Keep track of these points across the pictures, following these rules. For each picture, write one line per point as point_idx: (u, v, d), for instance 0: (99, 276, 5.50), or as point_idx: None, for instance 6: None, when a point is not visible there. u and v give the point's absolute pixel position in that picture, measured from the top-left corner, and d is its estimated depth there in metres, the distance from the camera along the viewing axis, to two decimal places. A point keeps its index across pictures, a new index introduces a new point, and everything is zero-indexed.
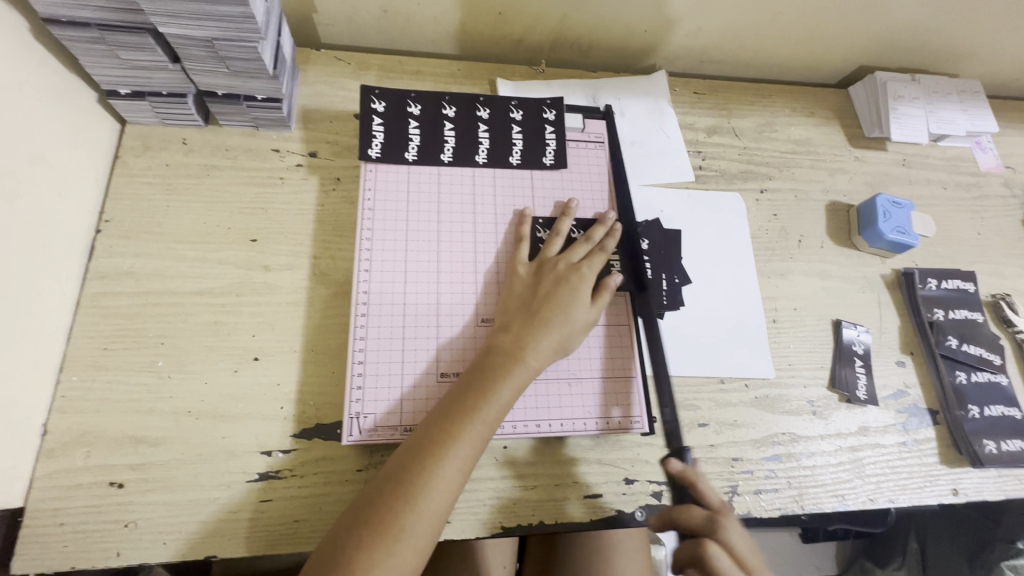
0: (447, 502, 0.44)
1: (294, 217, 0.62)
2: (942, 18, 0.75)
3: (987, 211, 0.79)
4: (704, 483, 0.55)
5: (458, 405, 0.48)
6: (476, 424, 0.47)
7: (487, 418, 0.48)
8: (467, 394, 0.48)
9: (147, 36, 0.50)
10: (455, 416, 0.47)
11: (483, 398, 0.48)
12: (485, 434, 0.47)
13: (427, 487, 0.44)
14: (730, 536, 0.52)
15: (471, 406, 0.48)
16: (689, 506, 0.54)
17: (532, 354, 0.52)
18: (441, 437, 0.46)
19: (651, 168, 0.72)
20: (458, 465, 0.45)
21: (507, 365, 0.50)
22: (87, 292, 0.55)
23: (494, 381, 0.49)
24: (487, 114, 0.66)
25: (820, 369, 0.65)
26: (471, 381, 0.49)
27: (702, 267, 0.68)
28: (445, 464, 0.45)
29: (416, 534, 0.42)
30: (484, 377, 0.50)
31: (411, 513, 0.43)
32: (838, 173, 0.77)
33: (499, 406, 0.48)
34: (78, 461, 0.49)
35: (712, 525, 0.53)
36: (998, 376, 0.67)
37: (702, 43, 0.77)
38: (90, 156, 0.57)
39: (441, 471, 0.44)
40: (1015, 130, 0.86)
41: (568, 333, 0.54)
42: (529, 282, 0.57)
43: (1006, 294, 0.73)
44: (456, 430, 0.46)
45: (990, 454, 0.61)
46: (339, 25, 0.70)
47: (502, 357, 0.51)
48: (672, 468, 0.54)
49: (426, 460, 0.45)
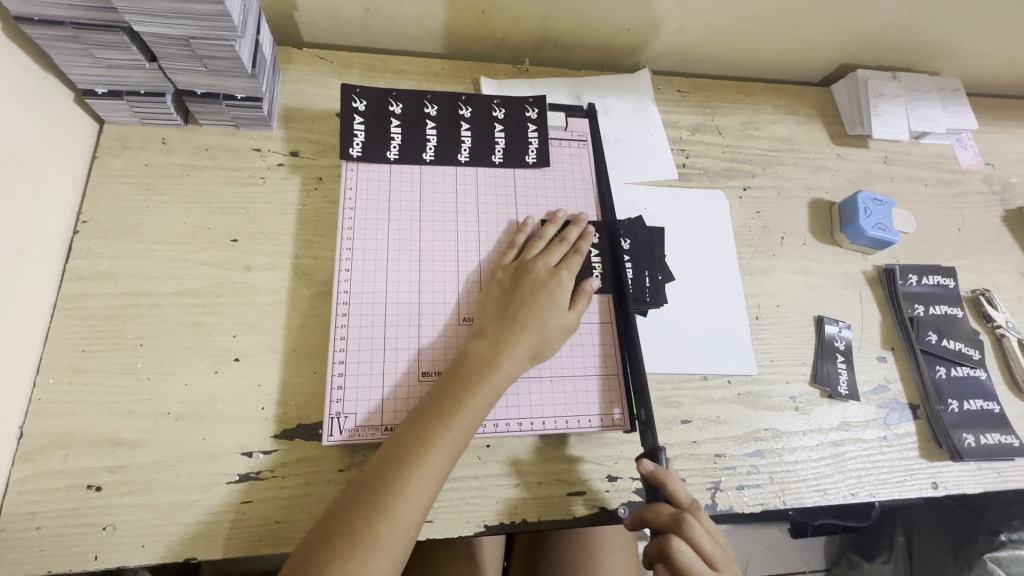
0: (421, 509, 0.44)
1: (275, 216, 0.62)
2: (921, 17, 0.76)
3: (967, 207, 0.80)
4: (675, 481, 0.51)
5: (432, 411, 0.47)
6: (450, 430, 0.47)
7: (462, 424, 0.47)
8: (441, 399, 0.48)
9: (122, 35, 0.50)
10: (429, 421, 0.47)
11: (458, 404, 0.48)
12: (459, 440, 0.47)
13: (401, 494, 0.43)
14: (696, 533, 0.48)
15: (445, 412, 0.47)
16: (659, 507, 0.50)
17: (507, 358, 0.51)
18: (415, 443, 0.46)
19: (634, 167, 0.72)
20: (431, 471, 0.45)
21: (481, 370, 0.50)
22: (64, 293, 0.55)
23: (469, 386, 0.49)
24: (469, 113, 0.66)
25: (802, 365, 0.65)
26: (446, 386, 0.49)
27: (685, 264, 0.68)
28: (418, 471, 0.45)
29: (390, 541, 0.42)
30: (460, 381, 0.49)
31: (385, 520, 0.42)
32: (820, 171, 0.78)
33: (473, 411, 0.48)
34: (54, 465, 0.49)
35: (679, 523, 0.48)
36: (977, 370, 0.68)
37: (685, 41, 0.77)
38: (66, 156, 0.57)
39: (414, 478, 0.44)
40: (995, 127, 0.87)
41: (545, 337, 0.54)
42: (506, 285, 0.57)
43: (985, 289, 0.73)
44: (430, 436, 0.46)
45: (969, 447, 0.62)
46: (320, 23, 0.70)
47: (477, 362, 0.51)
48: (642, 468, 0.50)
49: (399, 467, 0.44)
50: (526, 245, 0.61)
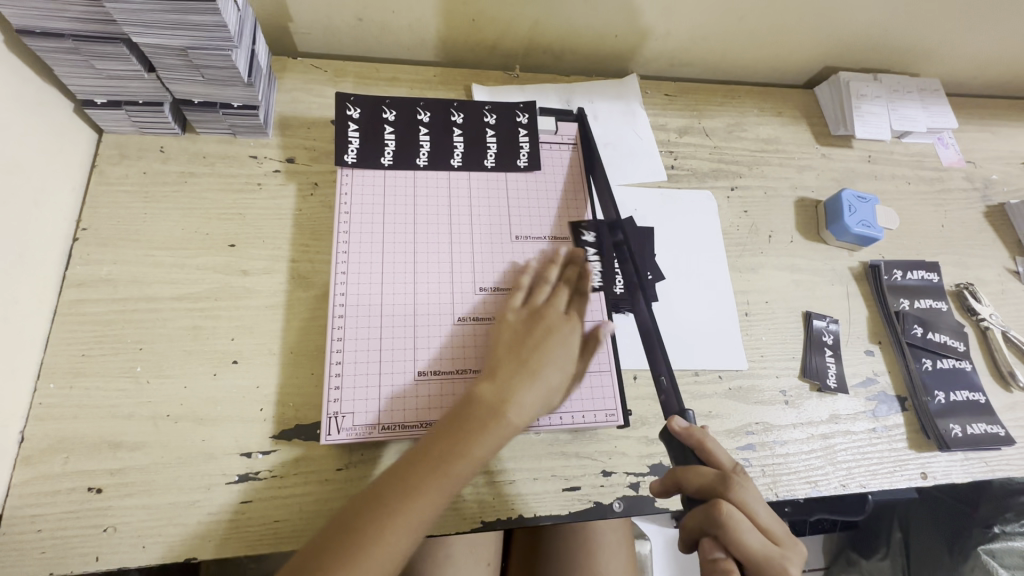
0: (415, 536, 0.45)
1: (271, 221, 0.63)
2: (899, 19, 0.78)
3: (950, 204, 0.82)
4: (713, 445, 0.50)
5: (442, 447, 0.48)
6: (465, 462, 0.47)
7: (472, 460, 0.48)
8: (453, 436, 0.48)
9: (121, 45, 0.51)
10: (438, 453, 0.48)
11: (465, 451, 0.48)
12: (465, 475, 0.48)
13: (398, 521, 0.45)
14: (746, 495, 0.46)
15: (451, 450, 0.48)
16: (695, 466, 0.48)
17: (517, 409, 0.50)
18: (416, 483, 0.46)
19: (624, 168, 0.74)
20: (432, 501, 0.46)
21: (493, 411, 0.50)
22: (65, 299, 0.56)
23: (480, 434, 0.48)
24: (461, 119, 0.68)
25: (791, 360, 0.67)
26: (454, 422, 0.49)
27: (675, 262, 0.70)
28: (419, 501, 0.46)
29: (382, 563, 0.44)
30: (470, 428, 0.49)
31: (378, 546, 0.44)
32: (806, 170, 0.80)
33: (482, 451, 0.48)
34: (55, 468, 0.49)
35: (724, 484, 0.46)
36: (962, 361, 0.69)
37: (671, 46, 0.79)
38: (66, 165, 0.58)
39: (412, 508, 0.45)
40: (975, 126, 0.89)
41: (553, 382, 0.53)
42: (517, 321, 0.56)
43: (969, 284, 0.75)
44: (430, 479, 0.46)
45: (956, 437, 0.63)
46: (314, 33, 0.71)
47: (488, 404, 0.50)
48: (676, 424, 0.51)
49: (402, 497, 0.45)
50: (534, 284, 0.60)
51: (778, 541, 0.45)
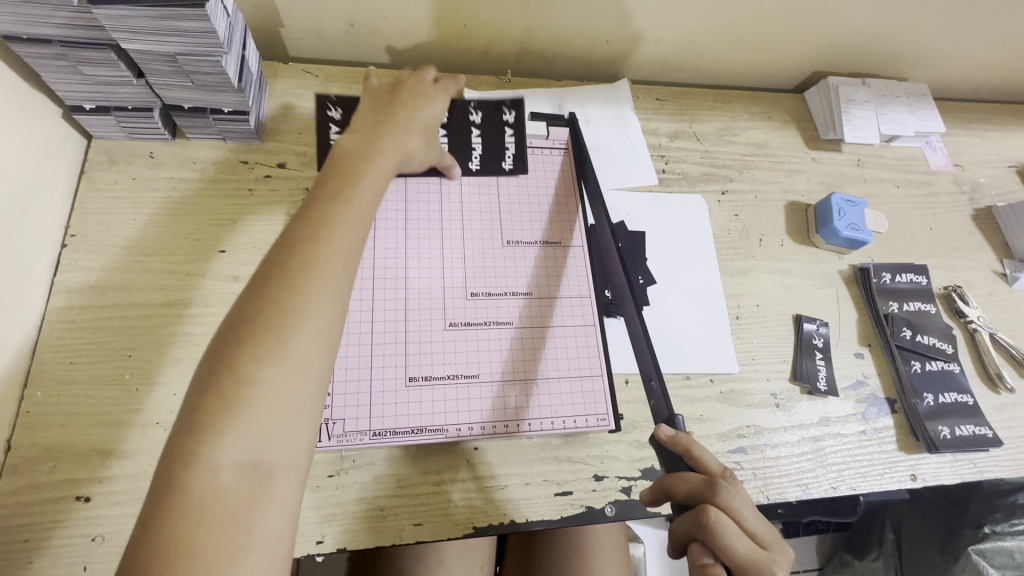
0: (262, 414, 0.35)
1: (262, 227, 0.63)
2: (887, 25, 0.79)
3: (939, 207, 0.82)
4: (701, 450, 0.49)
5: (255, 308, 0.37)
6: (263, 353, 0.36)
7: (307, 304, 0.38)
8: (277, 279, 0.38)
9: (109, 52, 0.51)
10: (254, 314, 0.37)
11: (265, 310, 0.37)
12: (312, 325, 0.38)
13: (236, 403, 0.34)
14: (733, 501, 0.45)
15: (263, 310, 0.37)
16: (684, 473, 0.48)
17: (383, 171, 0.48)
18: (222, 377, 0.35)
19: (616, 173, 0.74)
20: (275, 371, 0.36)
21: (308, 256, 0.39)
22: (53, 306, 0.55)
23: (284, 292, 0.38)
24: (446, 118, 0.68)
25: (782, 363, 0.67)
26: (278, 270, 0.39)
27: (666, 266, 0.70)
28: (251, 370, 0.35)
29: (219, 463, 0.33)
30: (272, 289, 0.38)
31: (214, 437, 0.33)
32: (796, 174, 0.80)
33: (322, 291, 0.39)
34: (43, 477, 0.49)
35: (713, 491, 0.46)
36: (951, 364, 0.70)
37: (662, 51, 0.80)
38: (54, 170, 0.58)
39: (250, 380, 0.35)
40: (963, 130, 0.90)
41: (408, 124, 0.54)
42: (351, 134, 0.50)
43: (957, 286, 0.76)
44: (240, 351, 0.36)
45: (945, 439, 0.64)
46: (306, 38, 0.71)
47: (295, 258, 0.39)
48: (663, 432, 0.49)
49: (232, 372, 0.35)
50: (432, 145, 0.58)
51: (766, 546, 0.45)
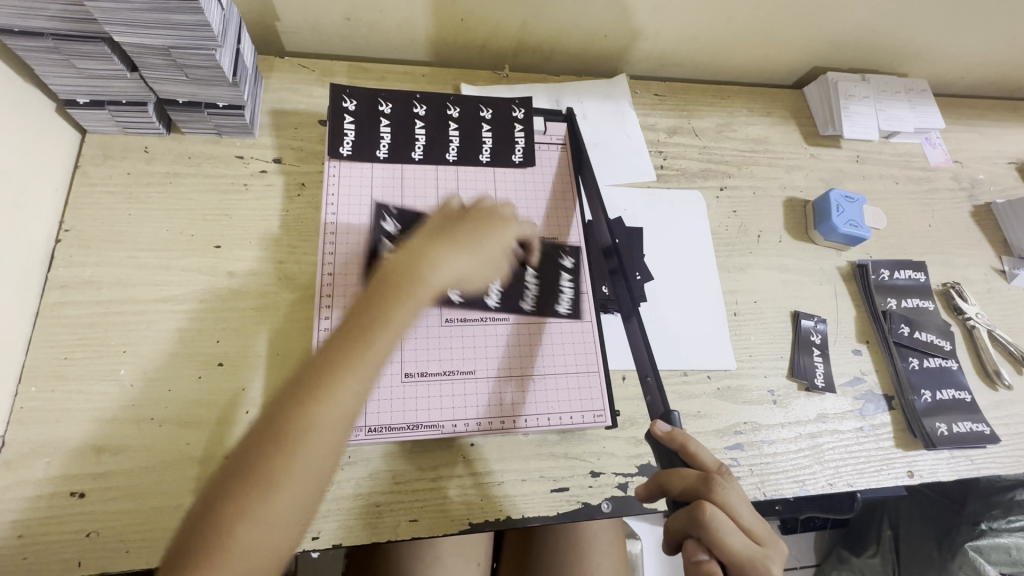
0: (296, 489, 0.38)
1: (258, 222, 0.62)
2: (886, 20, 0.78)
3: (938, 204, 0.82)
4: (696, 447, 0.49)
5: (311, 369, 0.42)
6: (324, 414, 0.40)
7: (347, 372, 0.42)
8: (347, 342, 0.43)
9: (102, 45, 0.50)
10: (311, 375, 0.41)
11: (328, 375, 0.41)
12: (350, 386, 0.41)
13: (272, 468, 0.38)
14: (728, 497, 0.45)
15: (319, 377, 0.41)
16: (679, 469, 0.48)
17: (427, 271, 0.48)
18: (283, 430, 0.39)
19: (613, 169, 0.74)
20: (307, 431, 0.39)
21: (374, 323, 0.44)
22: (47, 301, 0.55)
23: (350, 358, 0.42)
24: (458, 113, 0.67)
25: (779, 359, 0.67)
26: (337, 336, 0.44)
27: (664, 262, 0.70)
28: (292, 436, 0.39)
29: (247, 540, 0.37)
30: (338, 357, 0.42)
31: (264, 485, 0.38)
32: (794, 170, 0.80)
33: (367, 356, 0.43)
34: (37, 472, 0.49)
35: (708, 487, 0.46)
36: (948, 361, 0.69)
37: (661, 46, 0.79)
38: (48, 165, 0.57)
39: (287, 450, 0.39)
40: (962, 126, 0.90)
41: (446, 278, 0.49)
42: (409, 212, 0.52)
43: (956, 283, 0.76)
44: (305, 411, 0.40)
45: (942, 435, 0.64)
46: (302, 32, 0.71)
47: (365, 322, 0.44)
48: (659, 427, 0.49)
49: (287, 427, 0.39)
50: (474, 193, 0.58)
51: (761, 543, 0.44)
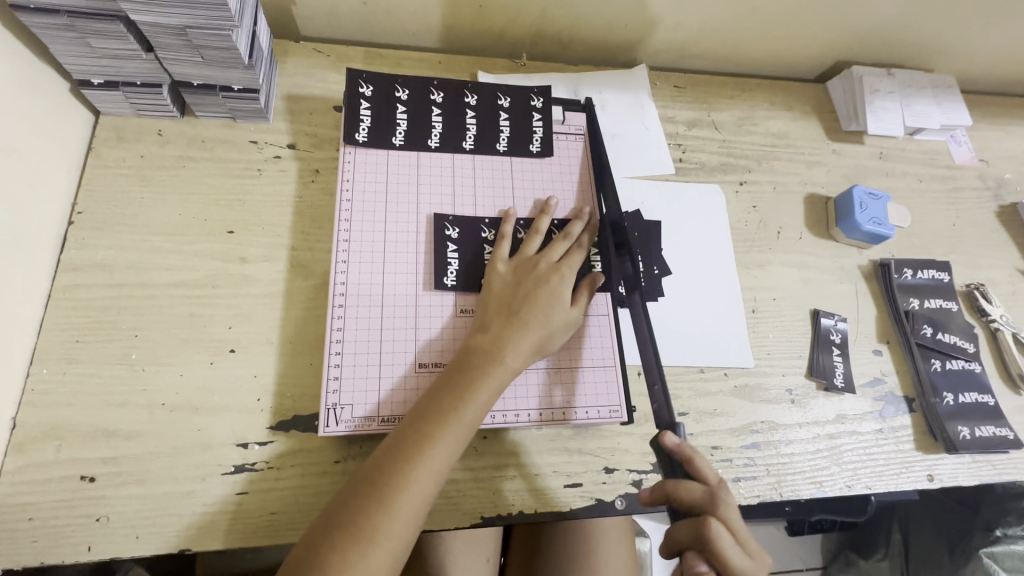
0: (422, 506, 0.44)
1: (272, 208, 0.62)
2: (915, 13, 0.76)
3: (962, 203, 0.80)
4: (701, 461, 0.52)
5: (431, 410, 0.47)
6: (428, 453, 0.45)
7: (464, 418, 0.47)
8: (445, 387, 0.49)
9: (118, 23, 0.49)
10: (431, 418, 0.47)
11: (429, 420, 0.46)
12: (462, 435, 0.47)
13: (404, 490, 0.43)
14: (730, 512, 0.49)
15: (439, 421, 0.46)
16: (686, 481, 0.51)
17: (511, 354, 0.51)
18: (393, 470, 0.44)
19: (631, 161, 0.73)
20: (432, 468, 0.45)
21: (468, 369, 0.50)
22: (60, 284, 0.55)
23: (449, 403, 0.47)
24: (475, 100, 0.66)
25: (798, 358, 0.65)
26: (450, 383, 0.49)
27: (682, 257, 0.68)
28: (421, 468, 0.44)
29: (389, 535, 0.42)
30: (439, 403, 0.47)
31: (382, 514, 0.42)
32: (816, 166, 0.78)
33: (475, 408, 0.48)
34: (47, 455, 0.48)
35: (712, 500, 0.50)
36: (972, 363, 0.68)
37: (682, 37, 0.78)
38: (61, 146, 0.57)
39: (418, 475, 0.44)
40: (988, 124, 0.88)
41: (547, 335, 0.53)
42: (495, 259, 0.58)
43: (980, 284, 0.74)
44: (412, 451, 0.45)
45: (964, 440, 0.62)
46: (317, 16, 0.70)
47: (462, 369, 0.50)
48: (670, 441, 0.52)
49: (396, 466, 0.44)
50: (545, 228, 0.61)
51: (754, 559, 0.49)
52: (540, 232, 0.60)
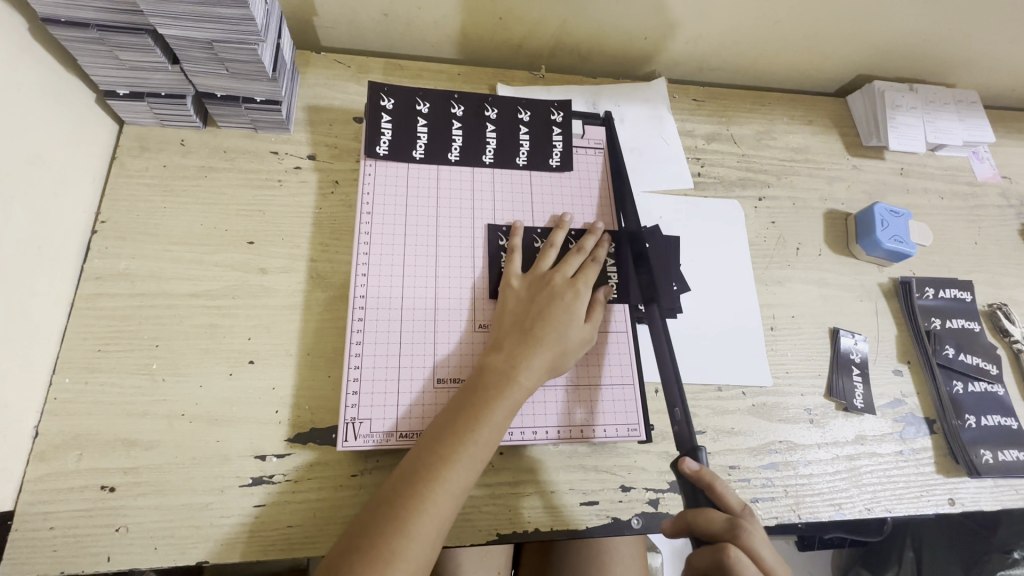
0: (439, 529, 0.44)
1: (291, 219, 0.62)
2: (938, 29, 0.76)
3: (984, 221, 0.79)
4: (721, 486, 0.50)
5: (447, 430, 0.47)
6: (444, 474, 0.45)
7: (481, 439, 0.47)
8: (459, 407, 0.49)
9: (146, 37, 0.50)
10: (447, 439, 0.46)
11: (445, 441, 0.46)
12: (478, 455, 0.47)
13: (422, 512, 0.43)
14: (754, 541, 0.46)
15: (454, 440, 0.46)
16: (707, 509, 0.49)
17: (527, 372, 0.51)
18: (410, 492, 0.44)
19: (650, 175, 0.72)
20: (450, 490, 0.45)
21: (483, 388, 0.50)
22: (82, 293, 0.55)
23: (464, 424, 0.47)
24: (496, 114, 0.66)
25: (817, 377, 0.65)
26: (465, 402, 0.49)
27: (700, 272, 0.68)
28: (439, 490, 0.44)
29: (407, 559, 0.41)
30: (454, 423, 0.47)
31: (400, 537, 0.42)
32: (836, 181, 0.78)
33: (492, 428, 0.48)
34: (69, 465, 0.49)
35: (734, 527, 0.47)
36: (995, 385, 0.67)
37: (702, 50, 0.77)
38: (86, 156, 0.57)
39: (435, 497, 0.44)
40: (1011, 140, 0.87)
41: (562, 352, 0.53)
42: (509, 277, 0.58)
43: (1003, 304, 0.73)
44: (428, 473, 0.45)
45: (986, 463, 0.61)
46: (339, 28, 0.70)
47: (476, 388, 0.50)
48: (686, 467, 0.51)
49: (413, 487, 0.44)
50: (560, 243, 0.61)
51: None
52: (554, 246, 0.60)
